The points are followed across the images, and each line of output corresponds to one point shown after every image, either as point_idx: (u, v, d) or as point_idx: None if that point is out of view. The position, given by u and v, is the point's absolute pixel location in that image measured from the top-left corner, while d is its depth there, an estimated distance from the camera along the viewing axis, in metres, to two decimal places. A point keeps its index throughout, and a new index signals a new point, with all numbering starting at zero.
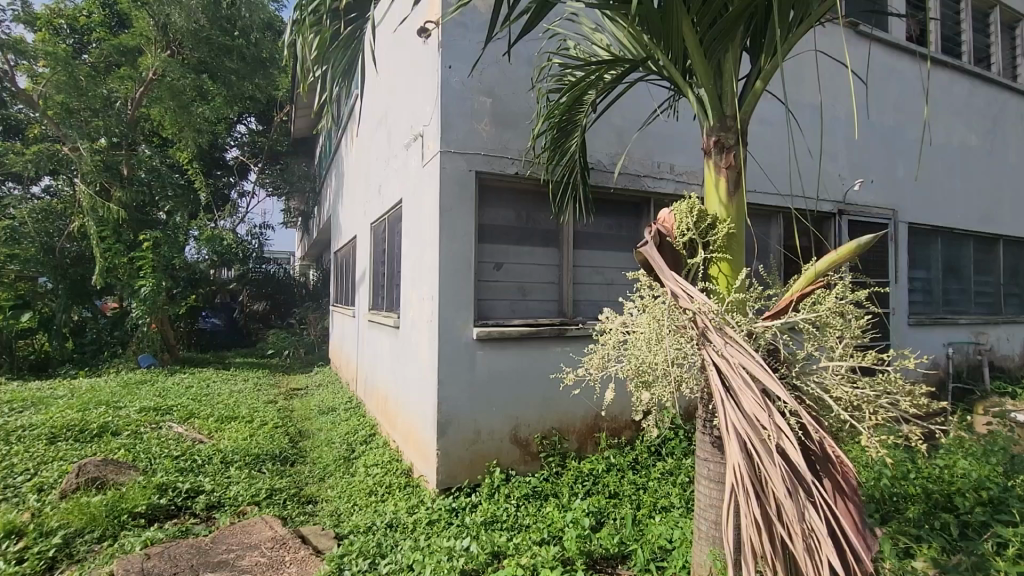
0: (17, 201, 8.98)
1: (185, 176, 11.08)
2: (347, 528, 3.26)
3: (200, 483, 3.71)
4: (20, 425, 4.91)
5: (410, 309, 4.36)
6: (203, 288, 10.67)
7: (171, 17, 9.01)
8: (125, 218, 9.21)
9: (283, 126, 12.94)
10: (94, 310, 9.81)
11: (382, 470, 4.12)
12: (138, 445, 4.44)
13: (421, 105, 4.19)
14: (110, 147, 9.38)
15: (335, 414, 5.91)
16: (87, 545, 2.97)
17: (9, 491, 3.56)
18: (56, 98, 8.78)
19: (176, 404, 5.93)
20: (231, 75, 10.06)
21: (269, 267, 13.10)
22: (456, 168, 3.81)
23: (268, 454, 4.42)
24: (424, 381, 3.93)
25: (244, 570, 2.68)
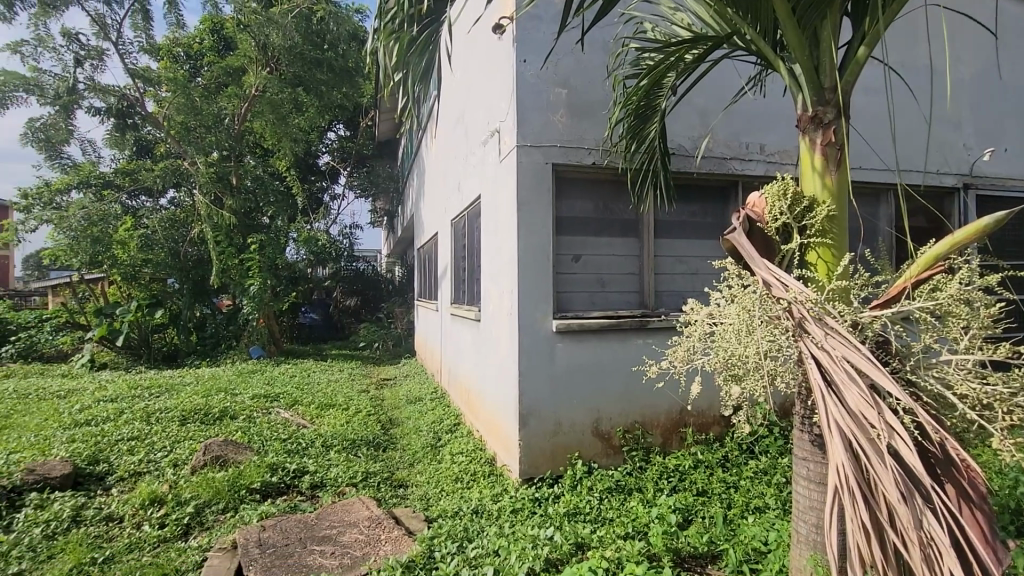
0: (149, 212, 10.23)
1: (284, 183, 12.04)
2: (436, 511, 3.41)
3: (305, 464, 4.04)
4: (158, 408, 5.63)
5: (490, 302, 4.46)
6: (303, 285, 11.56)
7: (270, 37, 9.87)
8: (236, 224, 10.20)
9: (369, 131, 13.64)
10: (213, 307, 10.98)
11: (467, 458, 4.27)
12: (252, 428, 4.94)
13: (497, 101, 4.25)
14: (221, 159, 10.40)
15: (421, 403, 6.20)
16: (214, 514, 3.36)
17: (153, 464, 4.11)
18: (177, 119, 9.87)
19: (282, 391, 6.51)
20: (322, 86, 10.67)
21: (359, 264, 13.96)
22: (533, 161, 3.83)
23: (363, 439, 4.73)
24: (506, 373, 4.02)
25: (344, 546, 2.90)
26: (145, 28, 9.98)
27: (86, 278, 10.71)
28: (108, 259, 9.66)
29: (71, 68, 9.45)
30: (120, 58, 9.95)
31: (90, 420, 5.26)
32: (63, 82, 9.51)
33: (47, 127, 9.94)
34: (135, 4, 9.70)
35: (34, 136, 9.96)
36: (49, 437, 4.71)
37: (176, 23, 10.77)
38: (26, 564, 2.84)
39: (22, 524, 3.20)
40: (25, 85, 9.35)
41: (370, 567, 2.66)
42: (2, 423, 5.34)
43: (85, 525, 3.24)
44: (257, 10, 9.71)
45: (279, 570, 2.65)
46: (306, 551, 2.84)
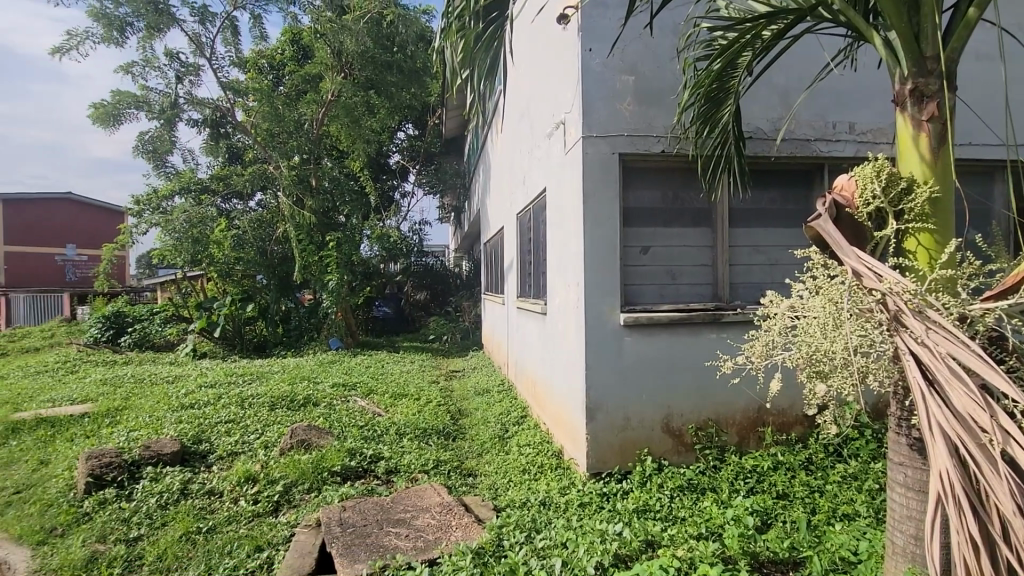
0: (240, 214, 11.09)
1: (358, 183, 12.62)
2: (504, 501, 3.47)
3: (380, 450, 4.24)
4: (251, 394, 6.12)
5: (556, 295, 4.45)
6: (376, 280, 12.07)
7: (344, 44, 10.31)
8: (316, 222, 10.82)
9: (436, 129, 13.97)
10: (296, 301, 11.76)
11: (534, 450, 4.31)
12: (332, 415, 5.25)
13: (562, 92, 4.20)
14: (302, 162, 11.06)
15: (489, 395, 6.31)
16: (301, 494, 3.61)
17: (247, 445, 4.49)
18: (263, 126, 10.62)
19: (359, 381, 6.87)
20: (392, 88, 11.02)
21: (428, 259, 14.40)
22: (599, 152, 3.76)
23: (433, 428, 4.89)
24: (572, 366, 4.00)
25: (418, 529, 3.02)
26: (234, 42, 10.77)
27: (188, 275, 11.82)
28: (206, 258, 10.61)
29: (173, 85, 10.40)
30: (213, 72, 10.81)
31: (194, 403, 5.82)
32: (167, 98, 10.50)
33: (154, 140, 11.02)
34: (225, 21, 10.49)
35: (144, 147, 11.07)
36: (161, 418, 5.27)
37: (260, 36, 11.53)
38: (145, 529, 3.21)
39: (142, 494, 3.61)
40: (135, 102, 10.41)
41: (442, 551, 2.76)
42: (124, 404, 6.04)
43: (191, 498, 3.60)
44: (331, 19, 10.19)
45: (358, 549, 2.80)
46: (383, 532, 2.98)
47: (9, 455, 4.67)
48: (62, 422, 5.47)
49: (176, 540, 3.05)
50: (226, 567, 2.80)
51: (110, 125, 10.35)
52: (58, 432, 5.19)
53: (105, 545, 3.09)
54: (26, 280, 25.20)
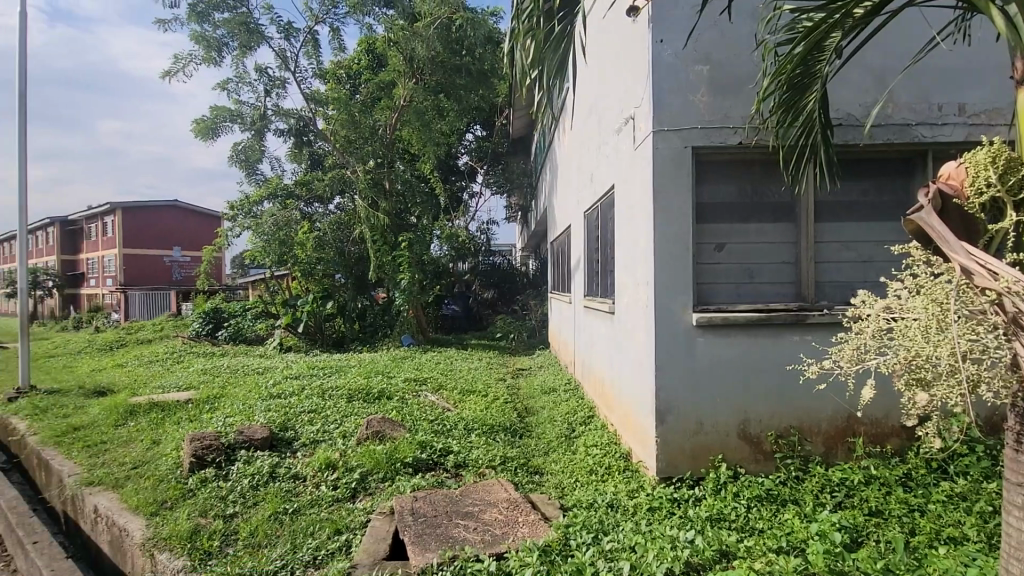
0: (321, 216, 11.78)
1: (429, 184, 13.03)
2: (571, 500, 3.45)
3: (449, 444, 4.36)
4: (330, 385, 6.51)
5: (625, 294, 4.36)
6: (446, 279, 12.41)
7: (415, 50, 10.64)
8: (389, 223, 11.31)
9: (503, 129, 14.13)
10: (371, 299, 12.35)
11: (601, 451, 4.25)
12: (405, 408, 5.48)
13: (632, 86, 4.11)
14: (377, 166, 11.59)
15: (556, 393, 6.30)
16: (376, 482, 3.78)
17: (327, 434, 4.77)
18: (341, 133, 11.17)
19: (429, 376, 7.11)
20: (461, 91, 11.29)
21: (495, 259, 14.64)
22: (670, 146, 3.64)
23: (501, 425, 4.96)
24: (641, 367, 3.90)
25: (486, 523, 3.08)
26: (315, 55, 11.45)
27: (275, 274, 12.73)
28: (291, 258, 11.39)
29: (262, 98, 11.23)
30: (297, 84, 11.54)
31: (281, 393, 6.28)
32: (257, 111, 11.36)
33: (246, 149, 11.95)
34: (307, 35, 11.17)
35: (238, 157, 12.05)
36: (253, 406, 5.72)
37: (339, 48, 12.19)
38: (239, 507, 3.51)
39: (237, 474, 3.95)
40: (231, 116, 11.33)
41: (509, 546, 2.79)
42: (221, 392, 6.62)
43: (278, 480, 3.88)
44: (404, 27, 10.56)
45: (429, 539, 2.89)
46: (452, 524, 3.06)
47: (128, 434, 5.26)
48: (170, 407, 6.08)
49: (266, 519, 3.30)
50: (309, 547, 2.99)
51: (209, 138, 11.35)
52: (167, 415, 5.78)
53: (206, 519, 3.40)
54: (140, 280, 28.34)
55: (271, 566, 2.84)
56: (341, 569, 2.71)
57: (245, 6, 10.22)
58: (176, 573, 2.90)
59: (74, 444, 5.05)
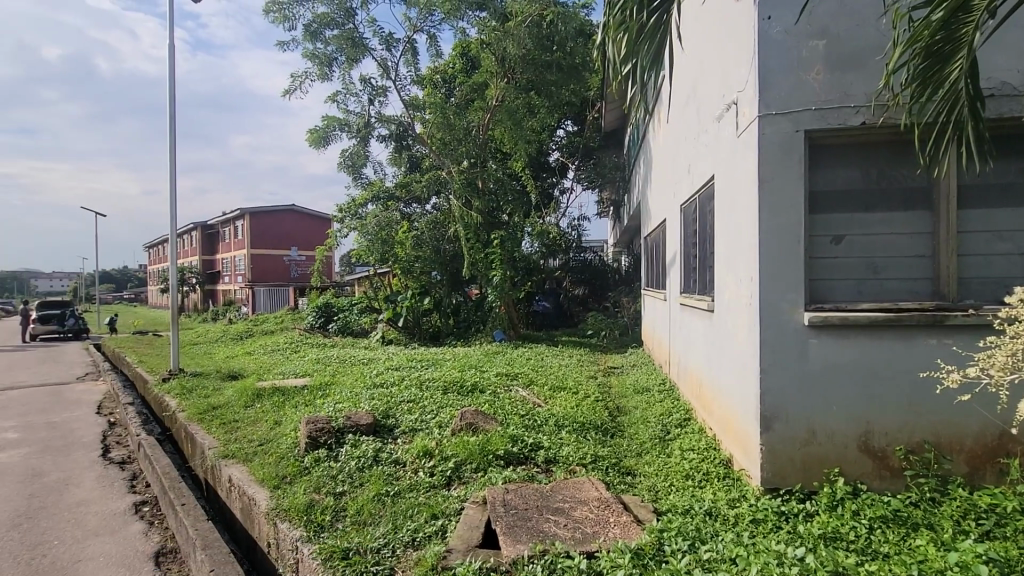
0: (419, 216, 12.37)
1: (520, 182, 13.18)
2: (665, 505, 3.32)
3: (540, 440, 4.39)
4: (427, 377, 6.84)
5: (725, 291, 4.10)
6: (536, 275, 12.54)
7: (507, 49, 10.74)
8: (482, 221, 11.63)
9: (595, 123, 13.90)
10: (465, 295, 12.79)
11: (699, 456, 4.05)
12: (497, 402, 5.61)
13: (736, 69, 3.85)
14: (470, 166, 11.95)
15: (650, 393, 6.10)
16: (469, 472, 3.91)
17: (424, 423, 5.01)
18: (437, 135, 11.60)
19: (521, 372, 7.22)
20: (552, 87, 11.28)
21: (587, 255, 14.52)
22: (779, 131, 3.37)
23: (592, 424, 4.90)
24: (744, 369, 3.65)
25: (577, 521, 3.06)
26: (413, 63, 12.02)
27: (378, 272, 13.60)
28: (392, 256, 12.11)
29: (367, 107, 12.01)
30: (397, 92, 12.18)
31: (383, 382, 6.72)
32: (362, 119, 12.17)
33: (352, 155, 12.85)
34: (406, 44, 11.74)
35: (345, 162, 12.98)
36: (359, 394, 6.16)
37: (436, 54, 12.68)
38: (347, 486, 3.80)
39: (345, 456, 4.29)
40: (339, 125, 12.25)
41: (600, 546, 2.75)
42: (331, 380, 7.21)
43: (380, 464, 4.15)
44: (496, 27, 10.70)
45: (520, 531, 2.93)
46: (542, 518, 3.08)
47: (256, 414, 5.91)
48: (289, 392, 6.73)
49: (370, 500, 3.55)
50: (409, 528, 3.16)
51: (321, 146, 12.35)
52: (286, 399, 6.41)
53: (319, 495, 3.72)
54: (264, 277, 31.63)
55: (375, 543, 3.04)
56: (437, 553, 2.83)
57: (351, 21, 10.98)
58: (295, 542, 3.21)
59: (213, 421, 5.77)
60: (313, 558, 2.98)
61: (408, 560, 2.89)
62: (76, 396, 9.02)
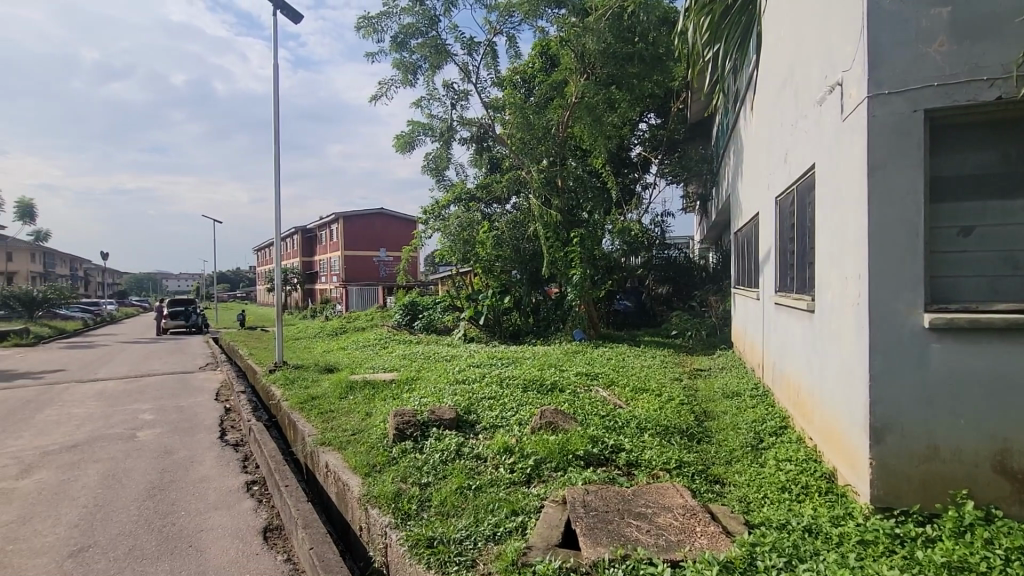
0: (498, 216, 12.53)
1: (600, 179, 13.00)
2: (758, 517, 3.11)
3: (621, 442, 4.29)
4: (508, 374, 6.94)
5: (828, 291, 3.78)
6: (617, 274, 12.33)
7: (586, 45, 10.48)
8: (561, 219, 11.60)
9: (680, 114, 13.25)
10: (544, 294, 12.82)
11: (797, 468, 3.76)
12: (577, 402, 5.56)
13: (841, 45, 3.51)
14: (550, 165, 11.89)
15: (741, 398, 5.74)
16: (548, 470, 3.90)
17: (505, 420, 5.08)
18: (517, 135, 11.46)
19: (601, 371, 7.11)
20: (634, 80, 10.95)
21: (671, 252, 14.03)
22: (893, 112, 3.04)
23: (677, 428, 4.71)
24: (850, 375, 3.34)
25: (660, 527, 2.95)
26: (493, 65, 12.21)
27: (460, 271, 13.99)
28: (473, 256, 12.42)
29: (449, 111, 12.37)
30: (478, 94, 12.42)
31: (466, 378, 6.92)
32: (445, 123, 12.57)
33: (436, 158, 13.30)
34: (486, 47, 11.95)
35: (429, 165, 13.48)
36: (442, 389, 6.37)
37: (515, 55, 12.78)
38: (432, 478, 3.94)
39: (430, 449, 4.46)
40: (424, 130, 12.74)
41: (686, 555, 2.64)
42: (417, 375, 7.54)
43: (462, 458, 4.26)
44: (575, 23, 10.52)
45: (601, 534, 2.88)
46: (624, 522, 3.00)
47: (349, 405, 6.31)
48: (379, 385, 7.14)
49: (453, 492, 3.65)
50: (490, 522, 3.22)
51: (407, 150, 12.91)
52: (376, 392, 6.79)
53: (406, 484, 3.90)
54: (357, 276, 33.76)
55: (458, 534, 3.13)
56: (517, 548, 2.85)
57: (434, 29, 11.36)
58: (384, 528, 3.38)
59: (313, 410, 6.25)
60: (400, 545, 3.12)
61: (488, 553, 2.93)
62: (199, 384, 10.15)
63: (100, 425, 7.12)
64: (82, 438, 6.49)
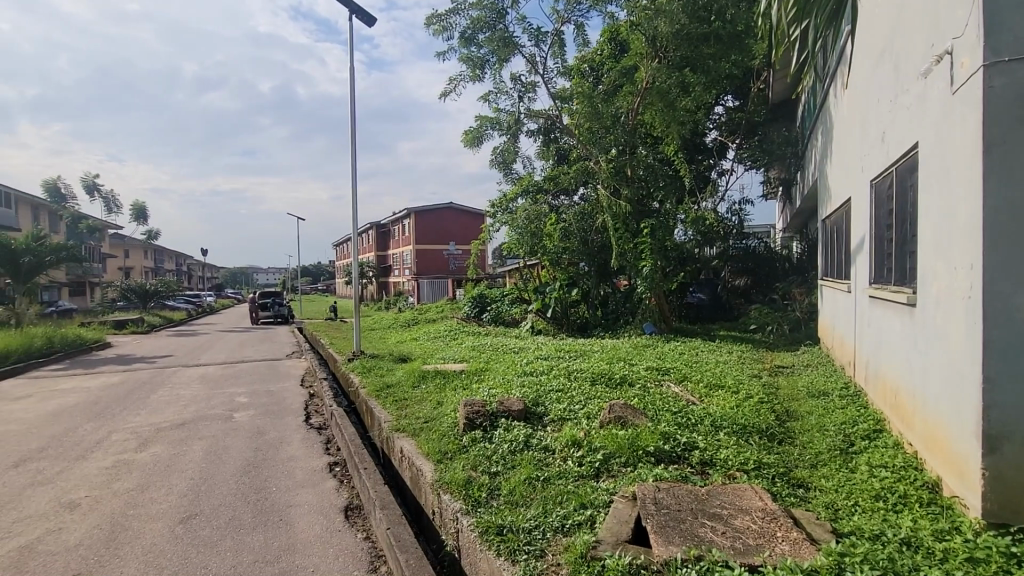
0: (566, 208, 12.42)
1: (673, 167, 12.48)
2: (847, 526, 2.89)
3: (694, 440, 4.14)
4: (575, 367, 6.90)
5: (933, 283, 3.42)
6: (690, 265, 11.91)
7: (658, 28, 10.08)
8: (631, 211, 11.33)
9: (761, 95, 12.43)
10: (613, 286, 12.65)
11: (893, 475, 3.46)
12: (647, 396, 5.44)
13: (951, 9, 3.15)
14: (618, 154, 11.49)
15: (828, 398, 5.35)
16: (618, 465, 3.83)
17: (573, 413, 5.06)
18: (585, 125, 11.24)
19: (673, 366, 6.89)
20: (710, 61, 10.43)
21: (750, 242, 13.31)
22: (1016, 81, 2.68)
23: (756, 427, 4.47)
24: (958, 374, 3.02)
25: (736, 530, 2.82)
26: (561, 54, 12.09)
27: (527, 264, 14.07)
28: (540, 248, 12.42)
29: (517, 104, 12.39)
30: (545, 85, 12.34)
31: (534, 370, 6.97)
32: (512, 116, 12.61)
33: (503, 152, 13.38)
34: (554, 37, 11.83)
35: (497, 159, 13.59)
36: (510, 380, 6.45)
37: (583, 42, 12.55)
38: (501, 467, 4.01)
39: (499, 439, 4.53)
40: (492, 123, 12.85)
41: (766, 560, 2.51)
42: (486, 366, 7.69)
43: (531, 449, 4.29)
44: (646, 6, 10.12)
45: (672, 533, 2.80)
46: (698, 522, 2.90)
47: (421, 394, 6.54)
48: (450, 375, 7.34)
49: (522, 482, 3.70)
50: (558, 514, 3.22)
51: (475, 145, 13.10)
52: (447, 382, 7.00)
53: (476, 472, 3.99)
54: (428, 270, 34.87)
55: (527, 524, 3.16)
56: (587, 542, 2.83)
57: (502, 22, 11.41)
58: (455, 513, 3.48)
59: (388, 398, 6.54)
60: (471, 530, 3.20)
61: (557, 544, 2.95)
62: (286, 370, 10.94)
63: (203, 406, 7.86)
64: (188, 417, 7.19)
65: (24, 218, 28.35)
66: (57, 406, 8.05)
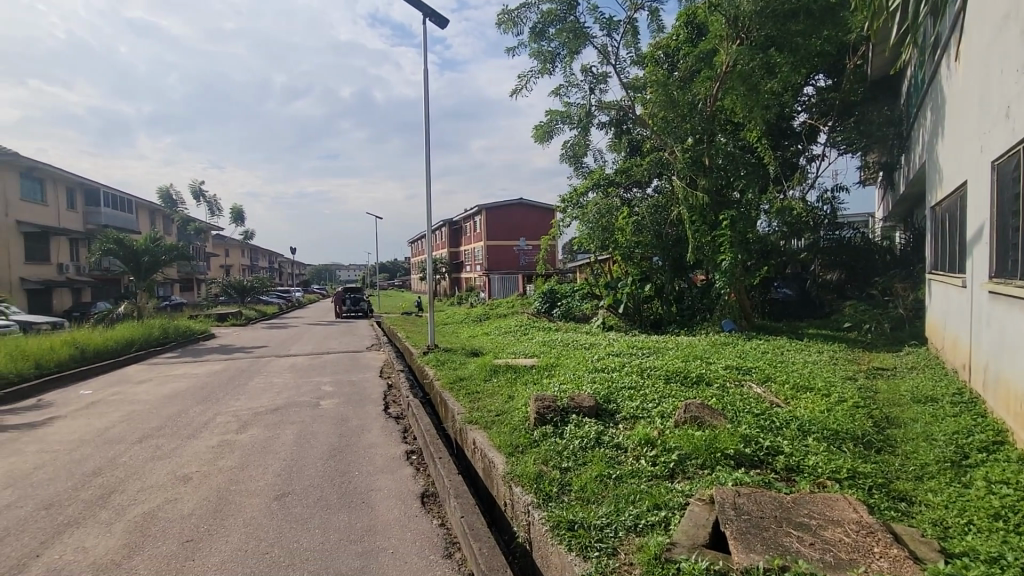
0: (638, 201, 12.14)
1: (755, 155, 11.86)
2: (958, 546, 2.60)
3: (778, 444, 3.90)
4: (648, 365, 6.71)
5: None
6: (775, 258, 11.20)
7: (740, 8, 9.54)
8: (708, 201, 10.84)
9: (858, 71, 11.36)
10: (689, 281, 12.26)
11: (1017, 493, 3.07)
12: (726, 397, 5.18)
13: None
14: (695, 142, 11.02)
15: (937, 404, 4.84)
16: (694, 467, 3.69)
17: (646, 412, 4.93)
18: (660, 115, 10.83)
19: (755, 366, 6.51)
20: (798, 39, 9.68)
21: (845, 232, 12.30)
22: None
23: (850, 434, 4.12)
24: None
25: (827, 541, 2.63)
26: (634, 43, 11.76)
27: (598, 259, 13.83)
28: (612, 243, 12.17)
29: (588, 96, 12.22)
30: (617, 76, 12.07)
31: (606, 367, 6.86)
32: (583, 109, 12.46)
33: (574, 146, 13.24)
34: (627, 25, 11.53)
35: (567, 154, 13.47)
36: (581, 376, 6.39)
37: (658, 28, 12.13)
38: (572, 463, 3.98)
39: (569, 435, 4.51)
40: (562, 117, 12.74)
41: None
42: (557, 362, 7.67)
43: (602, 447, 4.24)
44: None
45: (754, 541, 2.65)
46: (782, 531, 2.73)
47: (493, 388, 6.66)
48: (521, 369, 7.41)
49: (593, 479, 3.66)
50: (631, 513, 3.16)
51: (546, 141, 13.09)
52: (518, 376, 7.09)
53: (547, 467, 3.99)
54: (498, 265, 35.35)
55: (599, 521, 3.12)
56: (661, 544, 2.76)
57: (572, 14, 11.31)
58: (527, 506, 3.51)
59: (462, 390, 6.70)
60: (542, 524, 3.22)
61: (629, 544, 2.90)
62: (366, 362, 11.53)
63: (294, 393, 8.47)
64: (281, 403, 7.79)
65: (143, 223, 31.86)
66: (172, 389, 9.00)
